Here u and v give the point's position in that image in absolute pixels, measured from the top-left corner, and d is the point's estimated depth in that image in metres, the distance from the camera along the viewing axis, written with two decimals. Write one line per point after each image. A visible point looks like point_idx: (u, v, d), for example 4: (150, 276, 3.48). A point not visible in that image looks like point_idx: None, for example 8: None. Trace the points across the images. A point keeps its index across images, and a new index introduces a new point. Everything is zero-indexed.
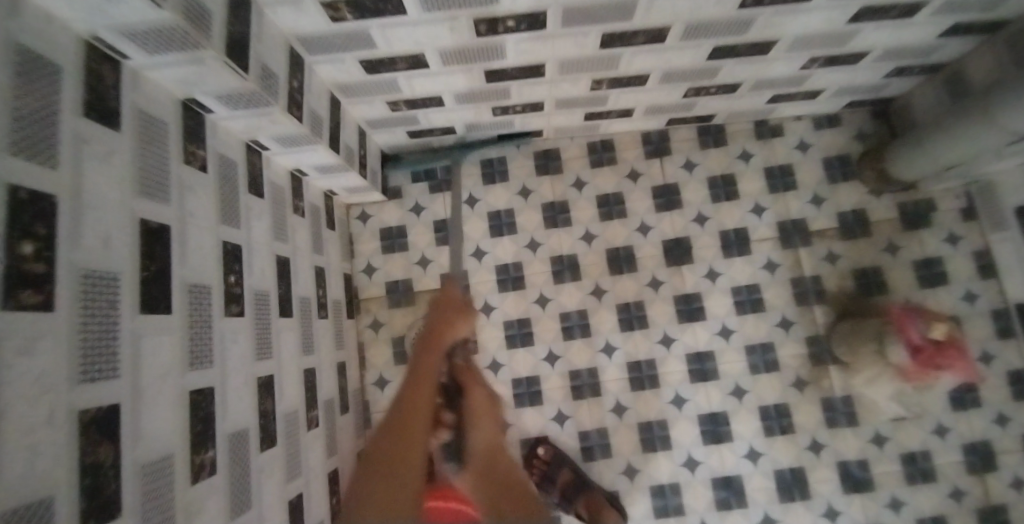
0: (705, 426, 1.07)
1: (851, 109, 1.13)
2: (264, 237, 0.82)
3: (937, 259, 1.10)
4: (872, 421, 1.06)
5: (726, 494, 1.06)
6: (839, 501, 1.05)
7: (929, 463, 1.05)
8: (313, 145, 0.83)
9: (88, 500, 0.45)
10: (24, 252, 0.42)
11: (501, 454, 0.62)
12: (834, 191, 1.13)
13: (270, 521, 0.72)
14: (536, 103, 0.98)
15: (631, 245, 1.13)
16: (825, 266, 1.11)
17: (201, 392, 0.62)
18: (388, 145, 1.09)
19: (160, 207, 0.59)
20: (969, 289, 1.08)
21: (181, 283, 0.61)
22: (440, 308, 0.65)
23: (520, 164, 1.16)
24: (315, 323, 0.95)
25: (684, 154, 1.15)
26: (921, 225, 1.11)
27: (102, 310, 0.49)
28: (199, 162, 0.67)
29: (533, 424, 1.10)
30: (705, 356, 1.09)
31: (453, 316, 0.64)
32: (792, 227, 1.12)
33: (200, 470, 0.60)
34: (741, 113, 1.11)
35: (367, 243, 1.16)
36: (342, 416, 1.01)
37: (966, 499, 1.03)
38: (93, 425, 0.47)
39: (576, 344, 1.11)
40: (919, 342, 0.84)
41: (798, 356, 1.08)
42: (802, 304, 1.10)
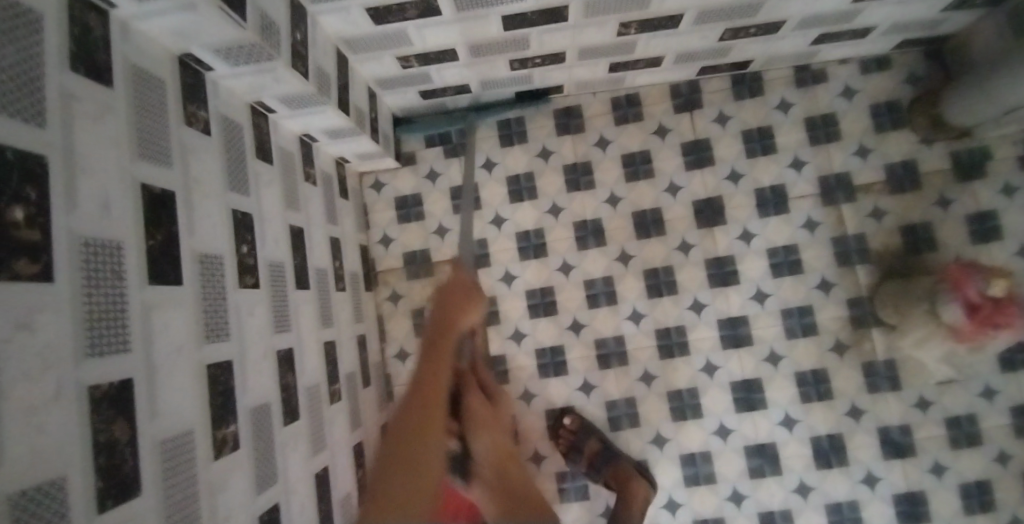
0: (738, 393, 1.03)
1: (901, 50, 1.04)
2: (275, 206, 0.77)
3: (991, 213, 1.02)
4: (914, 386, 1.01)
5: (759, 462, 1.02)
6: (878, 467, 1.01)
7: (974, 427, 1.00)
8: (318, 106, 0.78)
9: (105, 480, 0.43)
10: (15, 217, 0.38)
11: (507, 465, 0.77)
12: (881, 141, 1.06)
13: (296, 495, 0.70)
14: (558, 53, 0.91)
15: (659, 207, 1.08)
16: (871, 223, 1.04)
17: (219, 365, 0.59)
18: (401, 107, 1.04)
19: (162, 171, 0.55)
20: None
21: (191, 253, 0.58)
22: (452, 302, 0.71)
23: (540, 124, 1.10)
24: (333, 295, 0.92)
25: (717, 107, 1.08)
26: (976, 176, 1.03)
27: (106, 279, 0.46)
28: (201, 123, 0.63)
29: (559, 394, 1.07)
30: (738, 321, 1.04)
31: (465, 309, 0.71)
32: (835, 182, 1.06)
33: (222, 446, 0.57)
34: (780, 59, 1.03)
35: (382, 213, 1.11)
36: (364, 389, 0.98)
37: (1013, 463, 1.00)
38: (105, 401, 0.44)
39: (601, 312, 1.07)
40: (977, 300, 0.79)
41: (839, 319, 1.04)
42: (843, 265, 1.04)
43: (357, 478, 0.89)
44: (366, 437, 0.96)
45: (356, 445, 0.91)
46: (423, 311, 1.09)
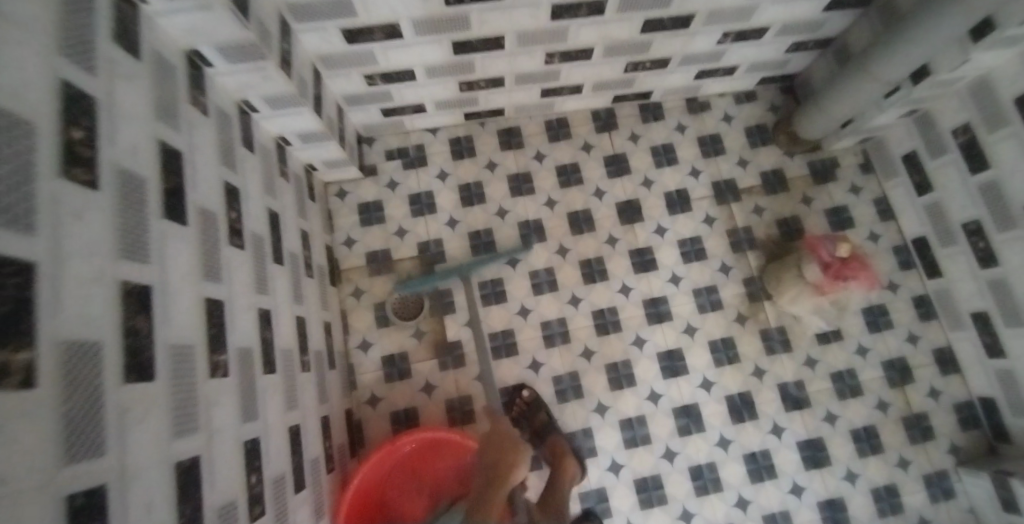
0: (664, 362, 1.20)
1: (764, 86, 1.34)
2: (258, 190, 0.89)
3: (844, 207, 1.30)
4: (803, 346, 1.22)
5: (686, 420, 1.18)
6: (783, 418, 1.19)
7: (856, 380, 1.22)
8: (297, 108, 0.92)
9: (129, 357, 0.52)
10: (74, 136, 0.50)
11: None
12: (757, 154, 1.32)
13: (273, 438, 0.77)
14: (497, 78, 1.11)
15: (588, 208, 1.27)
16: (754, 217, 1.28)
17: (215, 302, 0.68)
18: (364, 124, 1.21)
19: (175, 134, 0.67)
20: (872, 231, 1.28)
21: (195, 206, 0.68)
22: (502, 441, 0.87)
23: (485, 141, 1.29)
24: (304, 280, 1.01)
25: (630, 128, 1.32)
26: (829, 179, 1.31)
27: (135, 200, 0.57)
28: (201, 107, 0.75)
29: (511, 373, 1.19)
30: (660, 300, 1.23)
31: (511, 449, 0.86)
32: (725, 186, 1.30)
33: (216, 370, 0.66)
34: (675, 90, 1.29)
35: (346, 218, 1.23)
36: (330, 370, 1.06)
37: (890, 408, 1.21)
38: (132, 295, 0.54)
39: (545, 298, 1.22)
40: (829, 259, 1.02)
41: (738, 295, 1.24)
42: (737, 251, 1.26)
43: (323, 448, 0.96)
44: (333, 412, 1.04)
45: (323, 418, 0.98)
46: (384, 304, 1.20)
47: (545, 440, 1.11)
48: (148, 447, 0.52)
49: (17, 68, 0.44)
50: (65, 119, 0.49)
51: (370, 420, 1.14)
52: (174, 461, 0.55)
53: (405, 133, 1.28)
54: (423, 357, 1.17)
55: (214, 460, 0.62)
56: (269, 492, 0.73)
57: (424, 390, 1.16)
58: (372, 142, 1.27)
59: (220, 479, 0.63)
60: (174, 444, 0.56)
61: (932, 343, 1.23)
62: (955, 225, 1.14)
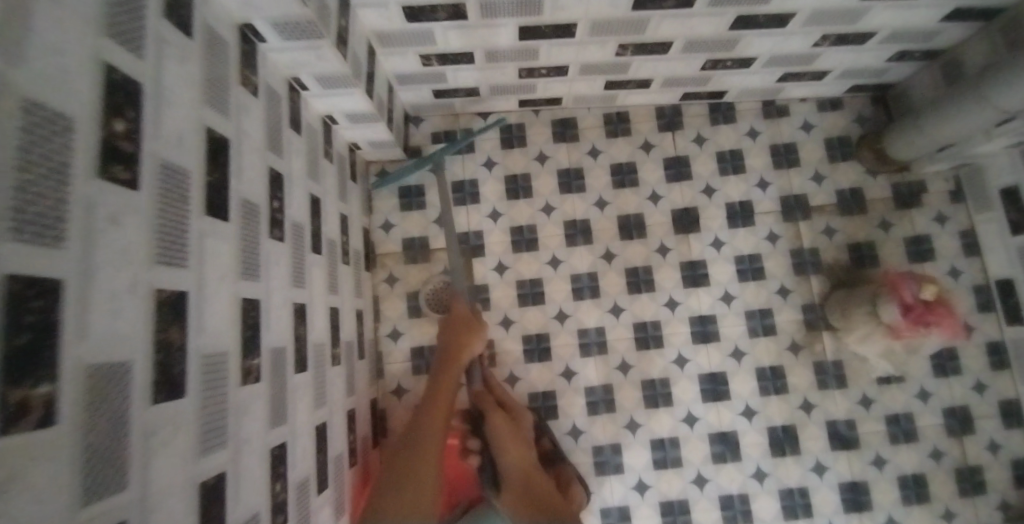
0: (705, 385, 1.14)
1: (852, 94, 1.21)
2: (301, 173, 0.84)
3: (926, 237, 1.18)
4: (858, 384, 1.15)
5: (722, 448, 1.13)
6: (827, 457, 1.13)
7: (911, 425, 1.14)
8: (349, 88, 0.85)
9: (159, 373, 0.48)
10: (115, 130, 0.45)
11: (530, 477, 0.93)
12: (834, 170, 1.21)
13: (300, 439, 0.76)
14: (562, 67, 1.02)
15: (641, 212, 1.19)
16: (823, 240, 1.18)
17: (251, 302, 0.65)
18: (412, 103, 1.14)
19: (223, 119, 0.61)
20: (953, 266, 1.17)
21: (238, 198, 0.63)
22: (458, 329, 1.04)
23: (538, 131, 1.21)
24: (340, 267, 0.98)
25: (695, 129, 1.21)
26: (913, 205, 1.19)
27: (176, 198, 0.52)
28: (252, 87, 0.69)
29: (543, 378, 1.15)
30: (708, 319, 1.16)
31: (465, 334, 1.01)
32: (794, 203, 1.19)
33: (247, 376, 0.63)
34: (752, 92, 1.17)
35: (386, 201, 1.19)
36: (359, 360, 1.04)
37: (945, 459, 1.13)
38: (166, 305, 0.50)
39: (586, 304, 1.16)
40: (911, 301, 0.92)
41: (794, 322, 1.16)
42: (799, 274, 1.17)
43: (348, 443, 0.95)
44: (358, 404, 1.02)
45: (349, 411, 0.97)
46: (418, 294, 1.16)
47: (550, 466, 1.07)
48: (173, 468, 0.49)
49: (55, 53, 0.39)
50: (105, 111, 0.44)
51: (394, 411, 1.13)
52: (199, 481, 0.53)
53: (454, 114, 1.20)
54: None
55: (240, 473, 0.60)
56: (292, 497, 0.72)
57: None
58: (419, 122, 1.20)
59: (245, 493, 0.61)
60: (200, 463, 0.53)
61: (1000, 394, 1.14)
62: None
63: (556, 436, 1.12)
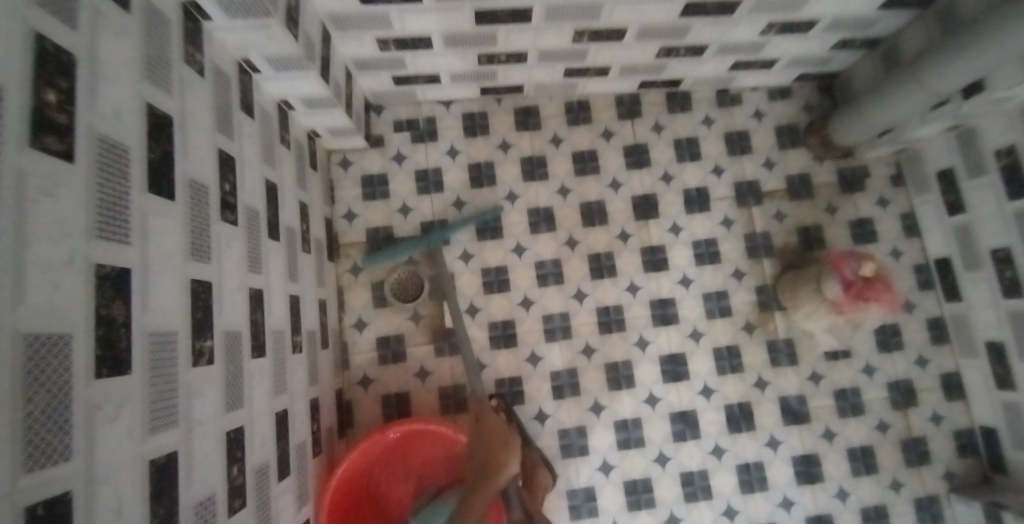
0: (665, 366, 1.17)
1: (801, 83, 1.26)
2: (254, 157, 0.83)
3: (870, 220, 1.24)
4: (809, 360, 1.19)
5: (682, 426, 1.16)
6: (780, 432, 1.17)
7: (859, 399, 1.19)
8: (303, 72, 0.85)
9: (102, 349, 0.47)
10: (48, 100, 0.44)
11: None
12: (785, 156, 1.25)
13: (259, 424, 0.75)
14: (520, 53, 1.03)
15: (602, 199, 1.21)
16: (775, 223, 1.23)
17: (201, 283, 0.64)
18: (373, 91, 1.13)
19: (165, 97, 0.60)
20: (895, 247, 1.23)
21: (183, 178, 0.62)
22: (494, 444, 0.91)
23: (500, 119, 1.22)
24: (300, 255, 0.97)
25: (654, 117, 1.24)
26: (858, 189, 1.25)
27: (115, 173, 0.51)
28: (197, 66, 0.68)
29: (507, 364, 1.16)
30: (668, 302, 1.19)
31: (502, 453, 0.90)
32: (748, 187, 1.23)
33: (199, 357, 0.62)
34: (706, 80, 1.21)
35: (348, 190, 1.18)
36: (322, 350, 1.03)
37: (890, 430, 1.18)
38: (108, 281, 0.49)
39: (550, 291, 1.18)
40: (851, 278, 0.96)
41: (749, 303, 1.20)
42: (753, 257, 1.21)
43: (311, 432, 0.95)
44: (323, 394, 1.02)
45: (313, 401, 0.96)
46: (383, 284, 1.16)
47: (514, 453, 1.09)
48: (122, 447, 0.48)
49: None
50: (37, 78, 0.42)
51: (360, 402, 1.12)
52: (149, 461, 0.52)
53: (416, 103, 1.20)
54: (418, 341, 1.14)
55: (193, 453, 0.59)
56: (251, 481, 0.72)
57: (418, 376, 1.13)
58: (381, 110, 1.20)
59: (199, 473, 0.60)
60: (149, 441, 0.52)
61: (941, 368, 1.20)
62: (983, 250, 1.09)
63: (521, 421, 1.14)
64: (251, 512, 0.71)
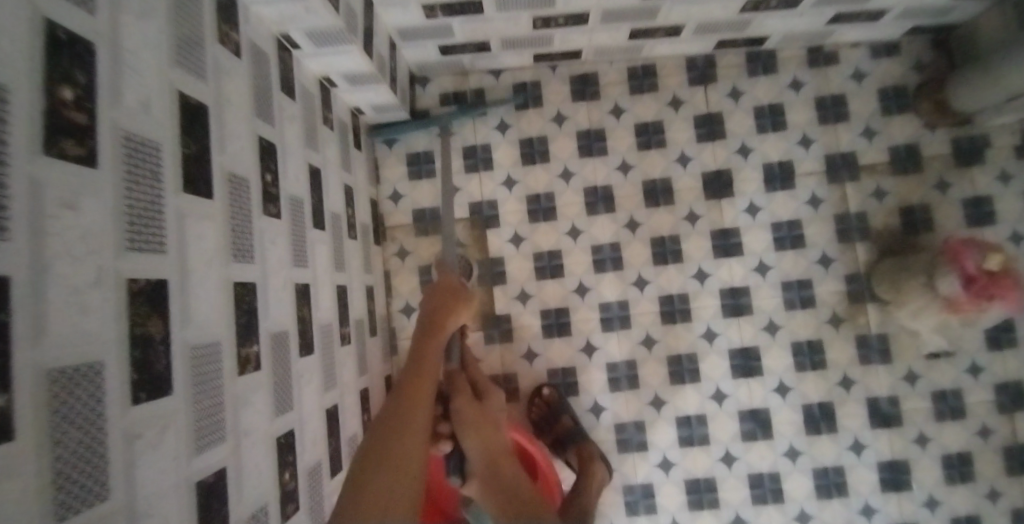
0: (736, 360, 1.08)
1: (910, 36, 1.07)
2: (296, 140, 0.77)
3: (987, 198, 1.07)
4: (905, 358, 1.07)
5: (752, 425, 1.07)
6: (866, 435, 1.07)
7: (960, 402, 1.06)
8: (345, 46, 0.77)
9: (140, 371, 0.43)
10: (64, 99, 0.38)
11: (500, 461, 0.88)
12: (887, 124, 1.09)
13: (310, 424, 0.73)
14: (581, 15, 0.91)
15: (668, 176, 1.10)
16: (871, 203, 1.08)
17: (244, 285, 0.60)
18: (418, 61, 1.05)
19: (198, 84, 0.55)
20: (1016, 230, 1.06)
21: (221, 171, 0.58)
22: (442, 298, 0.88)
23: (555, 89, 1.11)
24: (346, 241, 0.93)
25: (730, 82, 1.10)
26: (974, 162, 1.07)
27: (146, 174, 0.46)
28: (232, 46, 0.62)
29: (561, 354, 1.10)
30: (741, 292, 1.08)
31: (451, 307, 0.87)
32: (840, 161, 1.09)
33: (245, 364, 0.59)
34: (796, 37, 1.05)
35: (394, 169, 1.12)
36: (371, 338, 1.00)
37: (994, 437, 1.05)
38: (142, 296, 0.45)
39: (608, 277, 1.09)
40: (974, 272, 0.83)
41: (836, 293, 1.08)
42: (843, 242, 1.08)
43: (362, 422, 0.93)
44: (373, 382, 0.99)
45: (363, 390, 0.94)
46: (431, 268, 1.11)
47: (569, 446, 1.04)
48: (164, 469, 0.45)
49: None
50: (49, 75, 0.37)
51: None
52: (194, 478, 0.49)
53: (463, 73, 1.11)
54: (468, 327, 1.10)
55: (242, 466, 0.57)
56: (303, 483, 0.70)
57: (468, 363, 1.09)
58: (426, 82, 1.12)
59: (250, 485, 0.58)
60: (195, 457, 0.49)
61: None
62: None
63: (576, 413, 1.08)
64: (304, 514, 0.69)
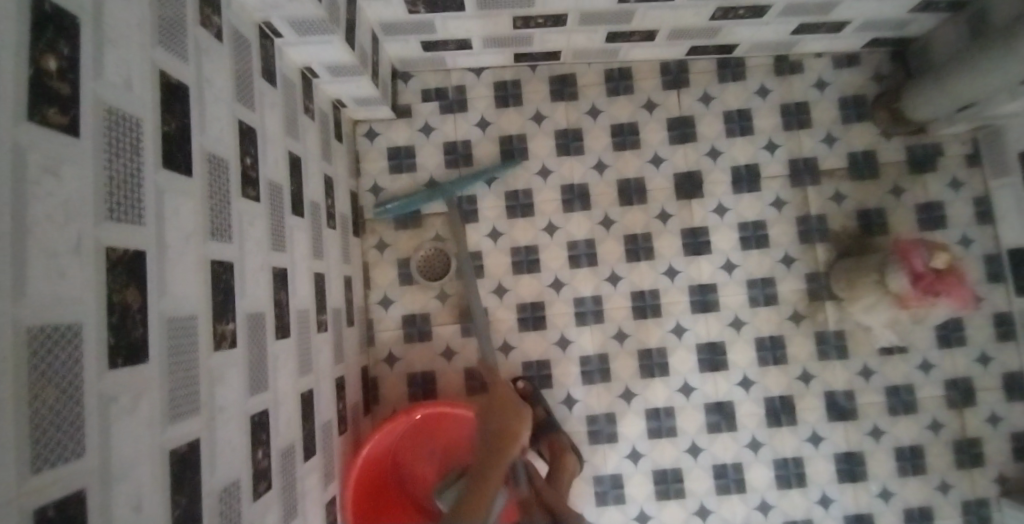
0: (703, 355, 1.12)
1: (870, 49, 1.14)
2: (277, 127, 0.79)
3: (939, 204, 1.13)
4: (860, 354, 1.12)
5: (718, 418, 1.11)
6: (824, 428, 1.11)
7: (912, 397, 1.11)
8: (327, 36, 0.79)
9: (116, 338, 0.44)
10: (48, 68, 0.39)
11: None
12: (847, 131, 1.15)
13: (284, 406, 0.74)
14: (559, 15, 0.94)
15: (642, 176, 1.14)
16: (832, 206, 1.13)
17: (222, 264, 0.61)
18: (400, 57, 1.07)
19: (178, 64, 0.56)
20: (965, 234, 1.12)
21: (201, 151, 0.59)
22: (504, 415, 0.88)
23: (534, 88, 1.14)
24: (324, 230, 0.94)
25: (702, 87, 1.15)
26: (927, 169, 1.14)
27: (127, 147, 0.47)
28: (214, 29, 0.63)
29: (535, 347, 1.12)
30: (708, 288, 1.12)
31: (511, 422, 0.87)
32: (804, 165, 1.14)
33: (221, 341, 0.60)
34: (764, 46, 1.10)
35: (375, 162, 1.13)
36: (348, 327, 1.01)
37: (943, 431, 1.11)
38: (121, 266, 0.46)
39: (582, 272, 1.12)
40: (921, 270, 0.88)
41: (797, 291, 1.12)
42: (805, 242, 1.13)
43: (337, 410, 0.94)
44: (349, 372, 1.00)
45: (339, 379, 0.95)
46: (409, 261, 1.12)
47: (541, 438, 1.06)
48: (139, 438, 0.46)
49: None
50: (34, 44, 0.38)
51: (386, 379, 1.11)
52: (169, 450, 0.50)
53: (445, 70, 1.14)
54: (444, 320, 1.11)
55: (216, 441, 0.57)
56: (276, 463, 0.71)
57: (444, 355, 1.11)
58: (408, 78, 1.14)
59: (223, 460, 0.58)
60: (170, 429, 0.50)
61: (1004, 367, 1.11)
62: None
63: (549, 405, 1.10)
64: (277, 494, 0.70)
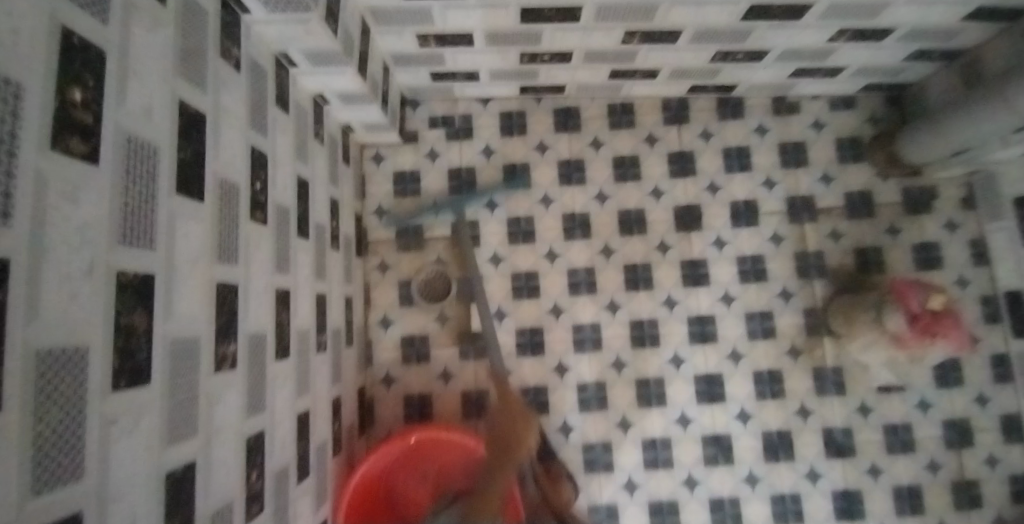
0: (699, 387, 1.12)
1: (866, 93, 1.17)
2: (287, 153, 0.81)
3: (935, 244, 1.15)
4: (857, 392, 1.12)
5: (714, 451, 1.11)
6: (821, 464, 1.11)
7: (910, 436, 1.11)
8: (341, 67, 0.82)
9: (120, 360, 0.45)
10: (73, 99, 0.41)
11: None
12: (844, 171, 1.17)
13: (280, 429, 0.74)
14: (564, 53, 0.97)
15: (643, 208, 1.16)
16: (829, 243, 1.15)
17: (227, 286, 0.62)
18: (410, 86, 1.10)
19: (197, 94, 0.58)
20: (962, 275, 1.14)
21: (214, 176, 0.61)
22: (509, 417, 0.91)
23: (539, 119, 1.17)
24: (328, 252, 0.95)
25: (702, 124, 1.18)
26: (923, 210, 1.16)
27: (143, 174, 0.49)
28: (233, 60, 0.66)
29: (534, 374, 1.12)
30: (706, 320, 1.13)
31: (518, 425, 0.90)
32: (801, 204, 1.16)
33: (222, 362, 0.61)
34: (762, 87, 1.13)
35: (381, 186, 1.16)
36: (346, 348, 1.02)
37: (942, 472, 1.10)
38: (130, 289, 0.47)
39: (581, 300, 1.14)
40: (918, 311, 0.90)
41: (794, 326, 1.13)
42: (803, 278, 1.14)
43: (332, 431, 0.94)
44: (345, 392, 1.01)
45: (335, 399, 0.96)
46: (410, 284, 1.14)
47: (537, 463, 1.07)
48: (136, 458, 0.47)
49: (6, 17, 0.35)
50: (62, 77, 0.40)
51: (382, 400, 1.11)
52: (165, 471, 0.50)
53: (453, 99, 1.17)
54: (443, 343, 1.12)
55: (211, 463, 0.58)
56: (270, 484, 0.71)
57: (441, 379, 1.11)
58: (417, 105, 1.17)
59: (216, 482, 0.59)
60: (167, 451, 0.51)
61: (1002, 408, 1.11)
62: None
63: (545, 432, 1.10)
64: (270, 516, 0.70)
